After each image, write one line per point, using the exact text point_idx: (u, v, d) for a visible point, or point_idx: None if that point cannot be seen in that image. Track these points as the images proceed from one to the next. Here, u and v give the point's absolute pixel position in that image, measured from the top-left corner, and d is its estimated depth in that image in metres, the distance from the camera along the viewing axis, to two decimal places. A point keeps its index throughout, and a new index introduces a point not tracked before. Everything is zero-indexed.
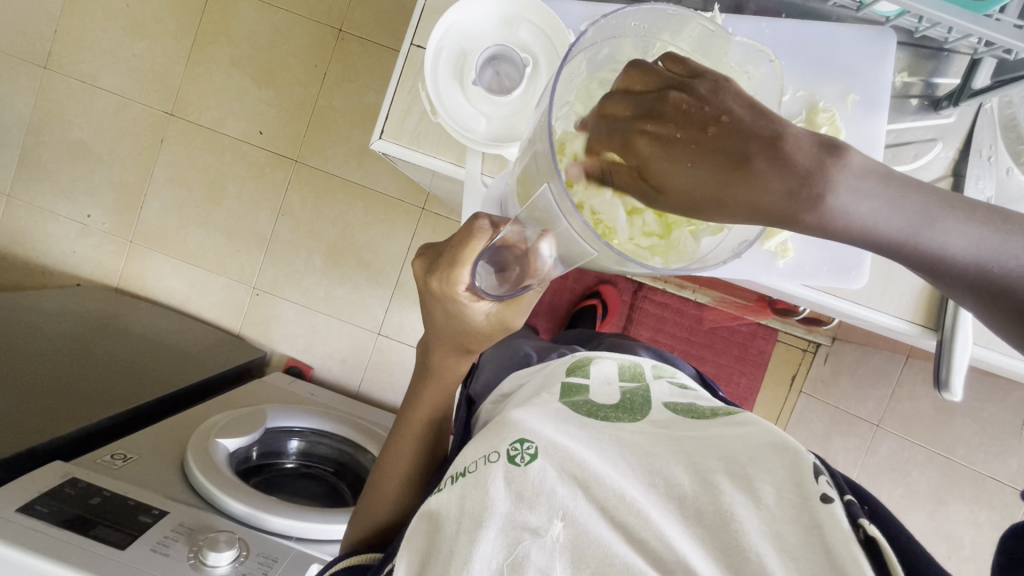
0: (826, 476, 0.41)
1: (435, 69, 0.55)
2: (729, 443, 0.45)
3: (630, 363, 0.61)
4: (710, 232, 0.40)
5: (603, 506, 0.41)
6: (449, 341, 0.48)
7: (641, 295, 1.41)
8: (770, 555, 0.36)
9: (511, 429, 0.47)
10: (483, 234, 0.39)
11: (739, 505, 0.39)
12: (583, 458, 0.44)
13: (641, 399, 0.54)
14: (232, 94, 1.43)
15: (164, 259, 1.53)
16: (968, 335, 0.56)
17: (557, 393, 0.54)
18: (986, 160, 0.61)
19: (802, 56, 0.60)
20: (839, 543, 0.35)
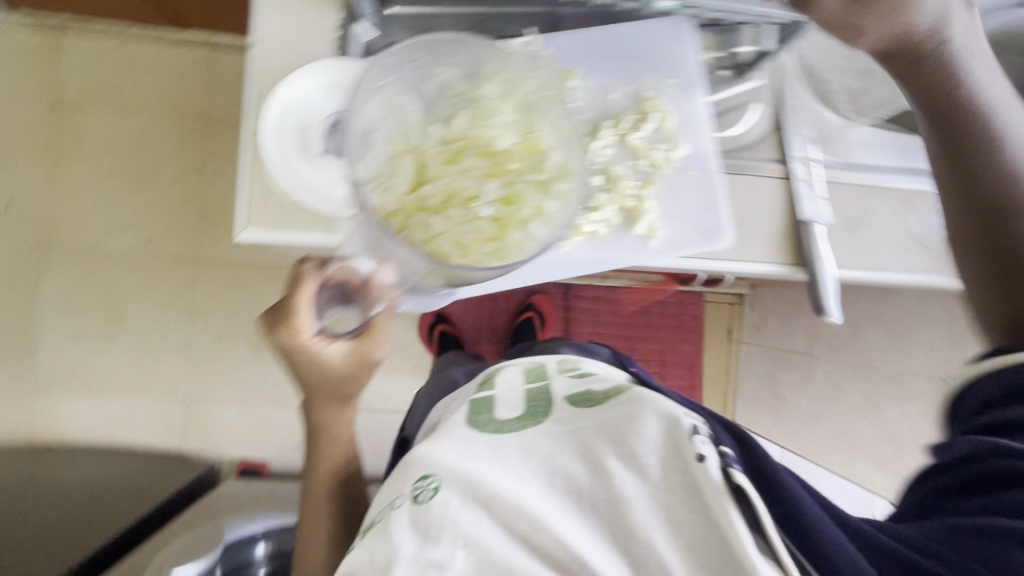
0: (702, 434, 0.45)
1: (281, 151, 0.56)
2: (618, 419, 0.48)
3: (535, 366, 0.63)
4: (539, 223, 0.48)
5: (506, 524, 0.43)
6: (331, 387, 0.50)
7: (572, 295, 1.48)
8: (656, 528, 0.41)
9: (417, 466, 0.48)
10: (312, 275, 0.45)
11: (627, 484, 0.43)
12: (481, 477, 0.45)
13: (545, 401, 0.55)
14: (107, 208, 1.37)
15: (73, 397, 1.41)
16: (826, 262, 0.63)
17: (462, 418, 0.54)
18: (798, 108, 0.67)
19: (617, 58, 0.63)
20: (714, 503, 0.40)
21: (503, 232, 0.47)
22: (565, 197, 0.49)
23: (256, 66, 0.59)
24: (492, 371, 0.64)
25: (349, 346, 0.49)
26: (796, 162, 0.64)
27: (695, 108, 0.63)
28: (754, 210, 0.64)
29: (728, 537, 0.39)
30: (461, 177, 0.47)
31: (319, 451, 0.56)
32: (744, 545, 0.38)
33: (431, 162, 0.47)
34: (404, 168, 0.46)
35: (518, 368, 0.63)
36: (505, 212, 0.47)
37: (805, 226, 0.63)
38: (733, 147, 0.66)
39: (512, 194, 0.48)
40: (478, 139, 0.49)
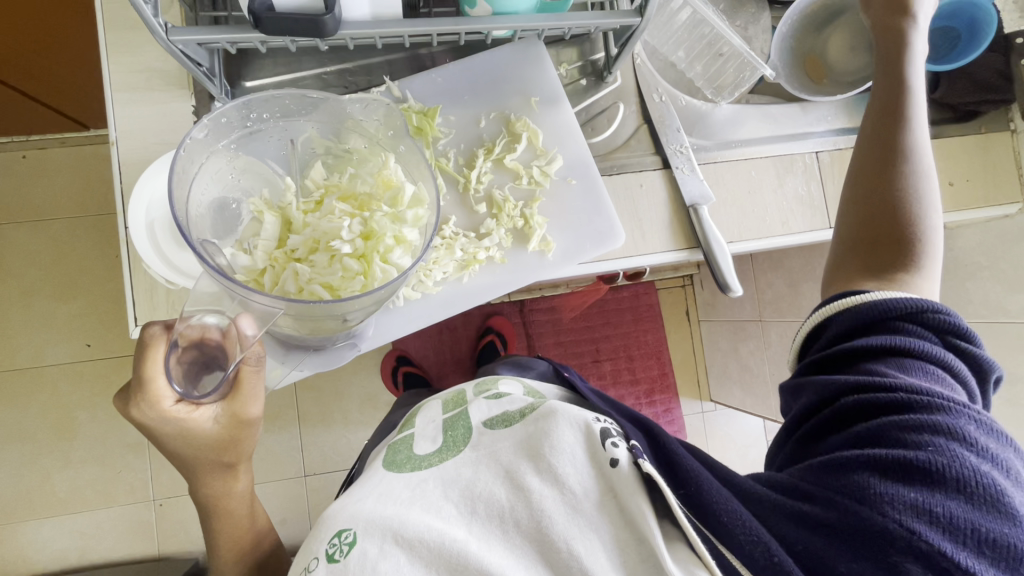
0: (616, 435, 0.48)
1: (156, 245, 0.56)
2: (535, 436, 0.48)
3: (453, 396, 0.62)
4: (401, 252, 0.51)
5: (427, 565, 0.42)
6: (213, 468, 0.52)
7: (528, 310, 1.49)
8: (575, 536, 0.43)
9: (331, 523, 0.45)
10: (161, 337, 0.43)
11: (546, 496, 0.44)
12: (403, 521, 0.43)
13: (462, 427, 0.55)
14: (38, 322, 1.32)
15: (33, 525, 1.34)
16: (720, 238, 0.64)
17: (382, 465, 0.53)
18: (662, 101, 0.69)
19: (477, 87, 0.65)
20: (628, 503, 0.44)
21: (367, 265, 0.50)
22: (421, 224, 0.52)
23: (122, 162, 0.58)
24: (416, 411, 0.63)
25: (219, 408, 0.47)
26: (670, 153, 0.66)
27: (566, 120, 0.65)
28: (642, 206, 0.66)
29: (647, 534, 0.43)
30: (322, 221, 0.50)
31: (221, 537, 0.57)
32: (659, 540, 0.42)
33: (294, 215, 0.50)
34: (269, 225, 0.49)
35: (437, 402, 0.62)
36: (366, 246, 0.50)
37: (692, 209, 0.65)
38: (609, 150, 0.68)
39: (369, 228, 0.50)
40: (340, 186, 0.53)
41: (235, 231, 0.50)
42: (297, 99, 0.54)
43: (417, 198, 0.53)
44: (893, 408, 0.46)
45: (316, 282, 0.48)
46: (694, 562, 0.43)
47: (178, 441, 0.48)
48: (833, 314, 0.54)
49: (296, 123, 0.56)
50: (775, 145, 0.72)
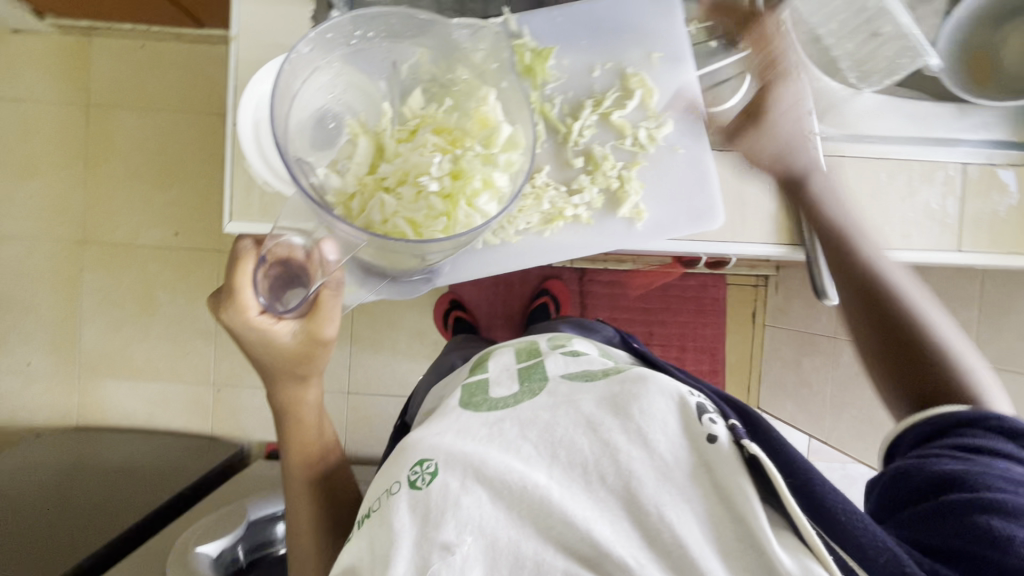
0: (710, 413, 0.47)
1: (259, 143, 0.57)
2: (621, 398, 0.48)
3: (526, 345, 0.64)
4: (487, 197, 0.50)
5: (508, 502, 0.42)
6: (287, 375, 0.55)
7: (587, 279, 1.45)
8: (665, 501, 0.42)
9: (413, 453, 0.47)
10: (250, 252, 0.46)
11: (635, 459, 0.44)
12: (486, 459, 0.44)
13: (539, 376, 0.55)
14: (137, 203, 1.43)
15: (113, 383, 1.50)
16: (828, 244, 0.61)
17: (459, 403, 0.53)
18: (797, 78, 0.63)
19: (596, 32, 0.61)
20: (725, 479, 0.43)
21: (451, 205, 0.49)
22: (511, 168, 0.51)
23: (240, 59, 0.59)
24: (486, 355, 0.65)
25: (297, 326, 0.50)
26: (795, 138, 0.61)
27: (686, 82, 0.61)
28: (749, 192, 0.63)
29: (747, 517, 0.41)
30: (413, 153, 0.48)
31: (289, 444, 0.60)
32: (761, 523, 0.40)
33: (388, 143, 0.49)
34: (362, 150, 0.48)
35: (510, 350, 0.63)
36: (455, 185, 0.49)
37: (801, 212, 0.61)
38: (727, 125, 0.64)
39: (460, 167, 0.49)
40: (433, 119, 0.51)
41: (329, 151, 0.49)
42: (405, 19, 0.54)
43: (511, 140, 0.52)
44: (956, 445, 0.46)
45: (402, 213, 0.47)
46: (801, 549, 0.40)
47: (259, 349, 0.51)
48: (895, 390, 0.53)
49: (400, 46, 0.55)
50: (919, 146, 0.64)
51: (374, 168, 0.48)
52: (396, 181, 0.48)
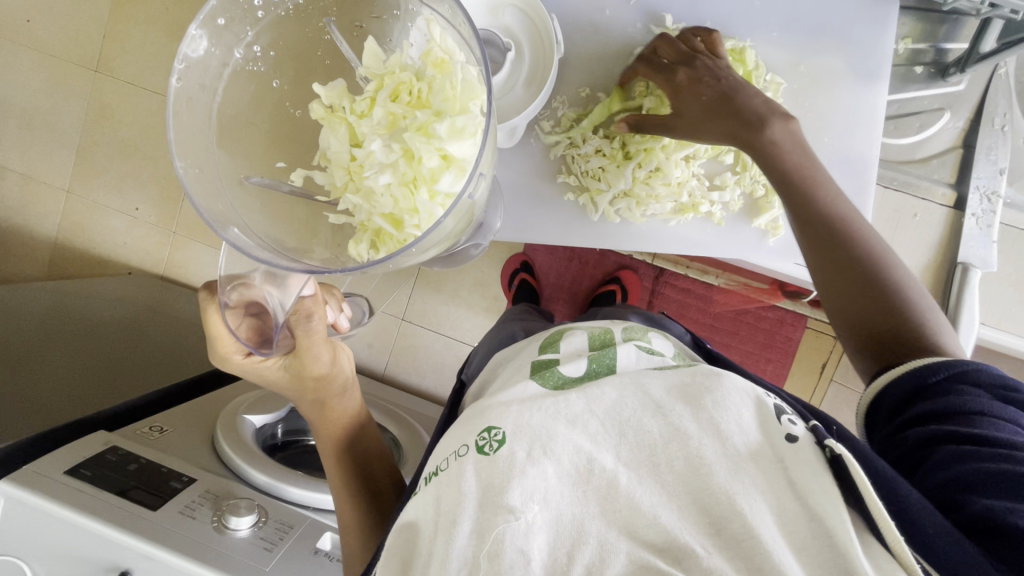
0: (788, 415, 0.46)
1: None
2: (688, 388, 0.48)
3: (600, 332, 0.62)
4: (450, 173, 0.45)
5: (574, 472, 0.43)
6: (307, 393, 0.60)
7: (662, 280, 1.41)
8: (741, 490, 0.41)
9: (482, 419, 0.48)
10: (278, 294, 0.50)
11: (708, 447, 0.43)
12: (553, 431, 0.44)
13: (606, 365, 0.55)
14: None
15: (201, 247, 1.68)
16: (973, 312, 0.64)
17: (528, 377, 0.54)
18: (998, 128, 0.67)
19: (800, 26, 0.67)
20: (802, 478, 0.41)
21: (408, 191, 0.46)
22: (466, 139, 0.44)
23: None
24: (557, 334, 0.64)
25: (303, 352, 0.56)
26: (974, 194, 0.66)
27: (872, 101, 0.66)
28: (903, 234, 0.67)
29: (836, 532, 0.38)
30: (372, 135, 0.46)
31: (319, 431, 0.64)
32: (846, 528, 0.38)
33: (358, 127, 0.47)
34: (338, 136, 0.48)
35: (583, 333, 0.62)
36: (418, 178, 0.46)
37: (961, 269, 0.65)
38: (901, 159, 0.70)
39: (412, 156, 0.45)
40: (402, 81, 0.47)
41: (315, 141, 0.50)
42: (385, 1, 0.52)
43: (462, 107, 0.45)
44: (956, 422, 0.47)
45: (365, 203, 0.47)
46: (891, 563, 0.38)
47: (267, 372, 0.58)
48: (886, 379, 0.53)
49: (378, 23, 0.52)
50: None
51: (342, 155, 0.47)
52: (359, 173, 0.47)
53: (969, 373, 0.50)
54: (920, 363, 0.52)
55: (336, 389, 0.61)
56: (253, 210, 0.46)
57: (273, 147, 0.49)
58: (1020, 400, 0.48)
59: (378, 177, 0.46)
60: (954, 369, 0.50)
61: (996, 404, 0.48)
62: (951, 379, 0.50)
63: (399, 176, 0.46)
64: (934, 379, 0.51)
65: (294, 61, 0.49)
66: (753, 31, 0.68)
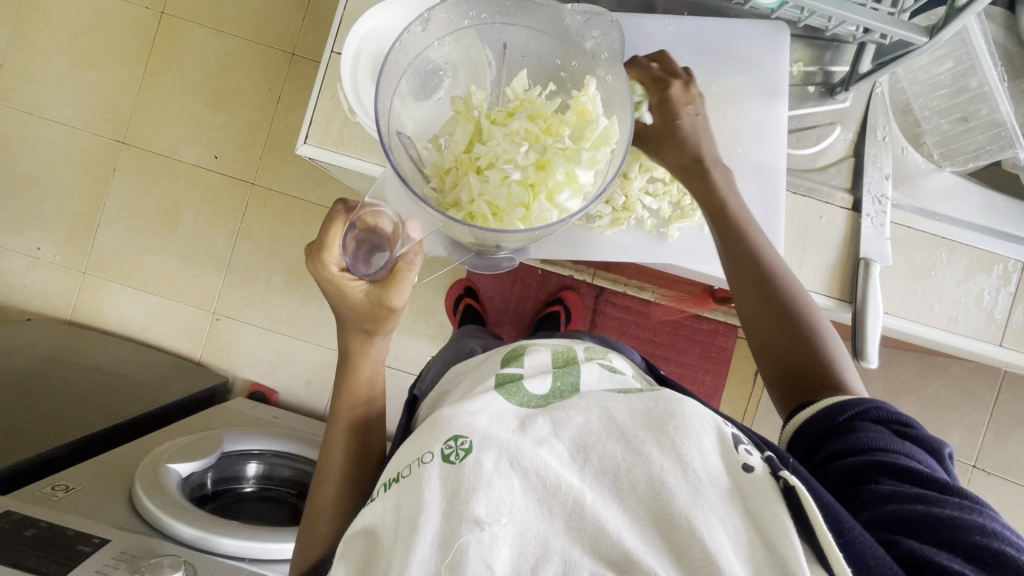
0: (746, 443, 0.46)
1: (355, 72, 0.57)
2: (650, 412, 0.47)
3: (563, 348, 0.62)
4: (569, 192, 0.46)
5: (536, 494, 0.42)
6: (357, 329, 0.54)
7: (603, 299, 1.46)
8: (700, 517, 0.41)
9: (445, 426, 0.46)
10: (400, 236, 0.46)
11: (669, 473, 0.43)
12: (520, 446, 0.44)
13: (570, 385, 0.54)
14: (185, 120, 1.50)
15: (115, 287, 1.56)
16: (878, 300, 0.64)
17: (492, 389, 0.52)
18: (881, 139, 0.70)
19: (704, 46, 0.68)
20: (757, 506, 0.42)
21: (528, 196, 0.46)
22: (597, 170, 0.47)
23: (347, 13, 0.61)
24: (519, 348, 0.63)
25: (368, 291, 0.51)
26: (867, 197, 0.67)
27: (775, 117, 0.67)
28: (813, 235, 0.67)
29: (792, 564, 0.40)
30: (506, 139, 0.46)
31: (341, 403, 0.58)
32: (800, 562, 0.39)
33: (488, 126, 0.46)
34: (464, 129, 0.47)
35: (545, 350, 0.61)
36: (540, 178, 0.46)
37: (863, 263, 0.65)
38: (803, 168, 0.71)
39: (543, 162, 0.46)
40: (540, 107, 0.47)
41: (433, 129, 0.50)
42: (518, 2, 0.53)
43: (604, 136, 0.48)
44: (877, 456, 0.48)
45: (484, 198, 0.46)
46: None
47: (336, 298, 0.52)
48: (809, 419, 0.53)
49: (514, 26, 0.54)
50: (963, 232, 0.69)
51: (458, 147, 0.47)
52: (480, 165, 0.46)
53: (872, 411, 0.51)
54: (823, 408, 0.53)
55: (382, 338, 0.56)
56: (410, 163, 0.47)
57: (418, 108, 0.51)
58: (918, 436, 0.50)
59: (506, 177, 0.45)
60: (858, 409, 0.51)
61: (895, 439, 0.49)
62: (857, 418, 0.51)
63: (525, 182, 0.46)
64: (855, 409, 0.51)
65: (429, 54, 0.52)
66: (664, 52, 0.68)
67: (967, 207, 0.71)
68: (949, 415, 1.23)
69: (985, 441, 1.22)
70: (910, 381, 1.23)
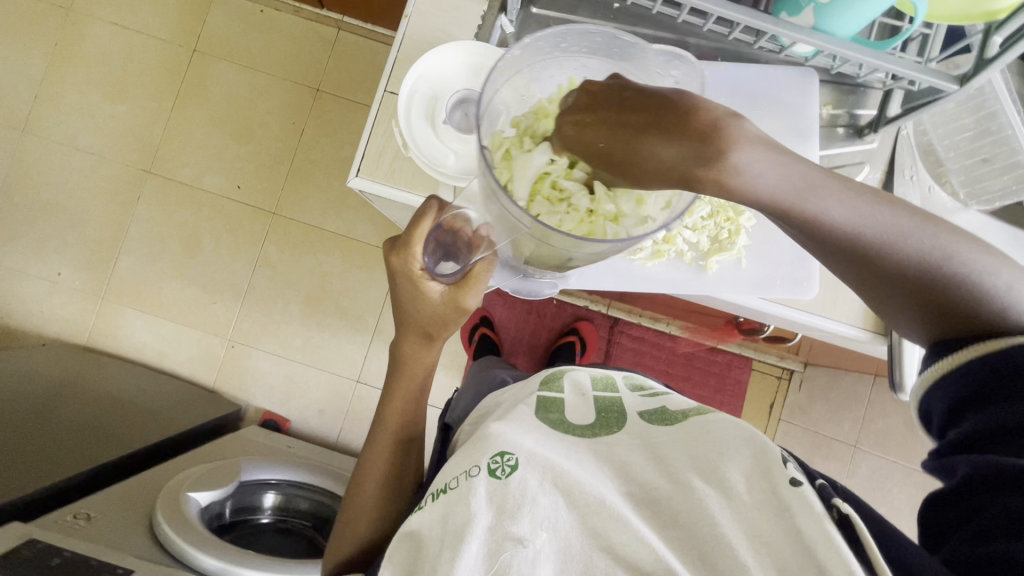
0: (793, 464, 0.44)
1: (409, 110, 0.60)
2: (691, 442, 0.48)
3: (601, 375, 0.63)
4: (632, 219, 0.44)
5: (581, 516, 0.41)
6: (419, 331, 0.56)
7: (617, 330, 1.47)
8: (744, 546, 0.38)
9: (491, 442, 0.46)
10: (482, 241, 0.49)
11: (712, 499, 0.42)
12: (564, 467, 0.44)
13: (617, 411, 0.55)
14: (210, 151, 1.54)
15: (132, 313, 1.56)
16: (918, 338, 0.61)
17: (533, 411, 0.54)
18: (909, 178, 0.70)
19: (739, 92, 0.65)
20: (808, 529, 0.38)
21: (592, 214, 0.44)
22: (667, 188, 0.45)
23: (400, 55, 0.64)
24: (555, 371, 0.62)
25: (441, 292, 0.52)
26: None
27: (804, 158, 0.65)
28: None
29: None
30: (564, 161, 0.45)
31: (388, 411, 0.60)
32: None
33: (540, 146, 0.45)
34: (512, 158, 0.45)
35: (585, 373, 0.63)
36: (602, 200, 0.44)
37: None
38: None
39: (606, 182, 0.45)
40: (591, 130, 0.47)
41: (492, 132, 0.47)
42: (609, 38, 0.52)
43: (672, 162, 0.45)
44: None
45: (556, 219, 0.44)
46: None
47: (406, 297, 0.54)
48: (933, 392, 0.43)
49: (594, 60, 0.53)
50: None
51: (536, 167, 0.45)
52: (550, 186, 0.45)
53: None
54: (980, 355, 0.41)
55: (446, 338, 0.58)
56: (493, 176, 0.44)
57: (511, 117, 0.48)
58: None
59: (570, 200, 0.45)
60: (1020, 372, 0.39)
61: None
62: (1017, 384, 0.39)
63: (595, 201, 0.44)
64: (1005, 372, 0.40)
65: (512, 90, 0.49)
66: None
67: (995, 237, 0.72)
68: None
69: None
70: None
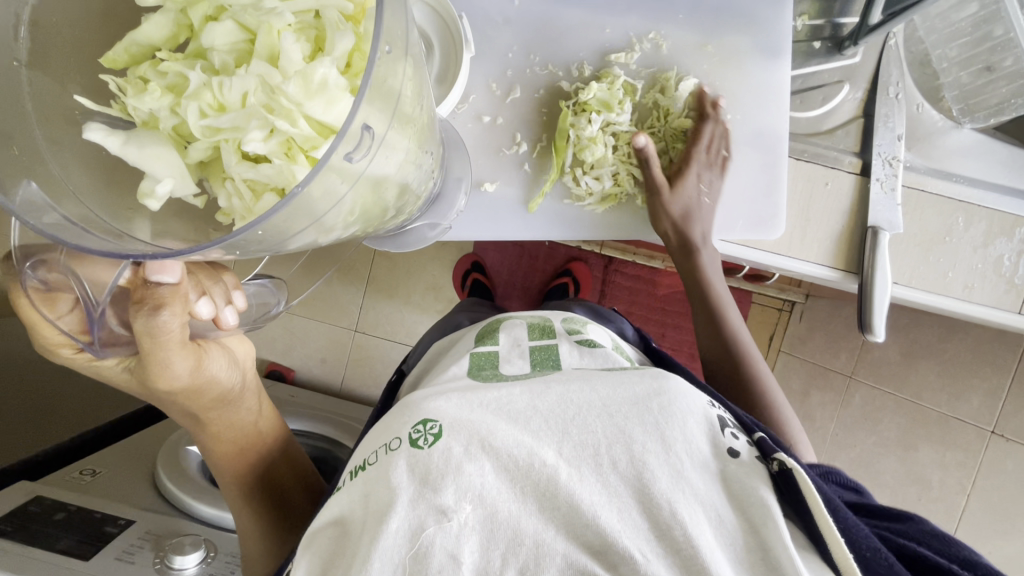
0: (732, 428, 0.48)
1: None
2: (634, 389, 0.47)
3: (539, 321, 0.61)
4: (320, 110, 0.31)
5: (512, 479, 0.42)
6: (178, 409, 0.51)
7: (611, 269, 1.41)
8: (678, 500, 0.41)
9: (415, 411, 0.47)
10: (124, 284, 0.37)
11: (651, 453, 0.43)
12: (491, 431, 0.44)
13: (550, 360, 0.55)
14: None
15: None
16: (887, 272, 0.59)
17: (466, 371, 0.54)
18: (893, 96, 0.63)
19: (703, 6, 0.61)
20: (740, 490, 0.43)
21: (279, 152, 0.32)
22: (406, 97, 0.34)
23: None
24: (496, 321, 0.63)
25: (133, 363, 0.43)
26: (877, 160, 0.61)
27: (775, 80, 0.61)
28: (816, 205, 0.63)
29: (775, 549, 0.39)
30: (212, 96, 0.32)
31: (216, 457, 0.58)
32: (784, 542, 0.39)
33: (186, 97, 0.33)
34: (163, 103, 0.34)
35: (522, 322, 0.61)
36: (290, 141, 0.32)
37: (872, 231, 0.59)
38: (808, 132, 0.66)
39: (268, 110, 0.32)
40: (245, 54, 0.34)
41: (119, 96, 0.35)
42: None
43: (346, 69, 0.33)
44: None
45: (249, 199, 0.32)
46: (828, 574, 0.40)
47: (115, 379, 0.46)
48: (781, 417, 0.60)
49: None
50: (982, 195, 0.63)
51: (162, 120, 0.34)
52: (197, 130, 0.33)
53: None
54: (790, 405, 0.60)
55: (235, 391, 0.53)
56: (64, 174, 0.33)
57: (80, 77, 0.35)
58: None
59: (237, 144, 0.33)
60: None
61: None
62: None
63: (267, 129, 0.32)
64: None
65: (106, 41, 0.36)
66: (658, 11, 0.61)
67: (993, 162, 0.65)
68: (971, 379, 1.19)
69: (1009, 404, 1.17)
70: (926, 344, 1.20)
